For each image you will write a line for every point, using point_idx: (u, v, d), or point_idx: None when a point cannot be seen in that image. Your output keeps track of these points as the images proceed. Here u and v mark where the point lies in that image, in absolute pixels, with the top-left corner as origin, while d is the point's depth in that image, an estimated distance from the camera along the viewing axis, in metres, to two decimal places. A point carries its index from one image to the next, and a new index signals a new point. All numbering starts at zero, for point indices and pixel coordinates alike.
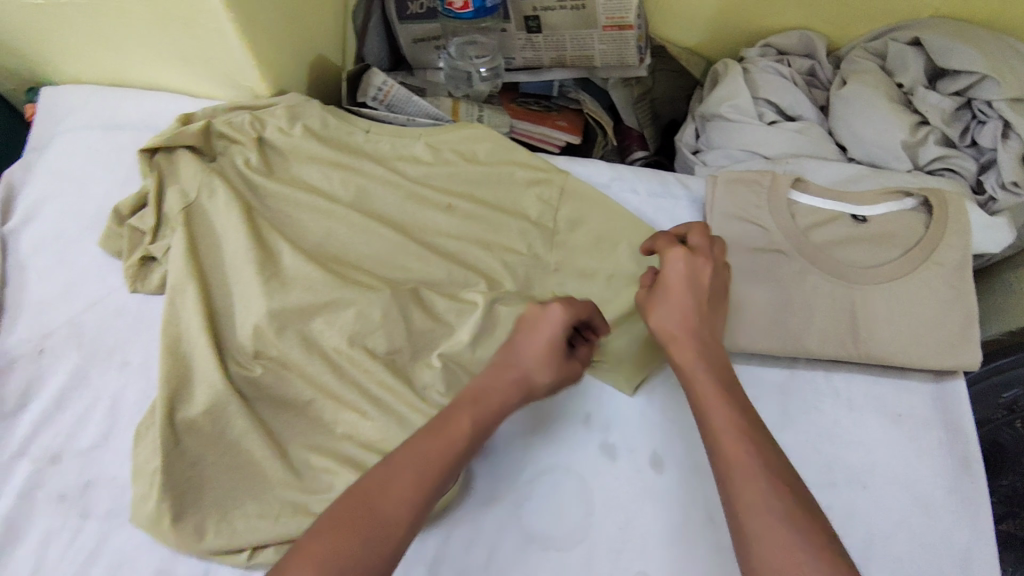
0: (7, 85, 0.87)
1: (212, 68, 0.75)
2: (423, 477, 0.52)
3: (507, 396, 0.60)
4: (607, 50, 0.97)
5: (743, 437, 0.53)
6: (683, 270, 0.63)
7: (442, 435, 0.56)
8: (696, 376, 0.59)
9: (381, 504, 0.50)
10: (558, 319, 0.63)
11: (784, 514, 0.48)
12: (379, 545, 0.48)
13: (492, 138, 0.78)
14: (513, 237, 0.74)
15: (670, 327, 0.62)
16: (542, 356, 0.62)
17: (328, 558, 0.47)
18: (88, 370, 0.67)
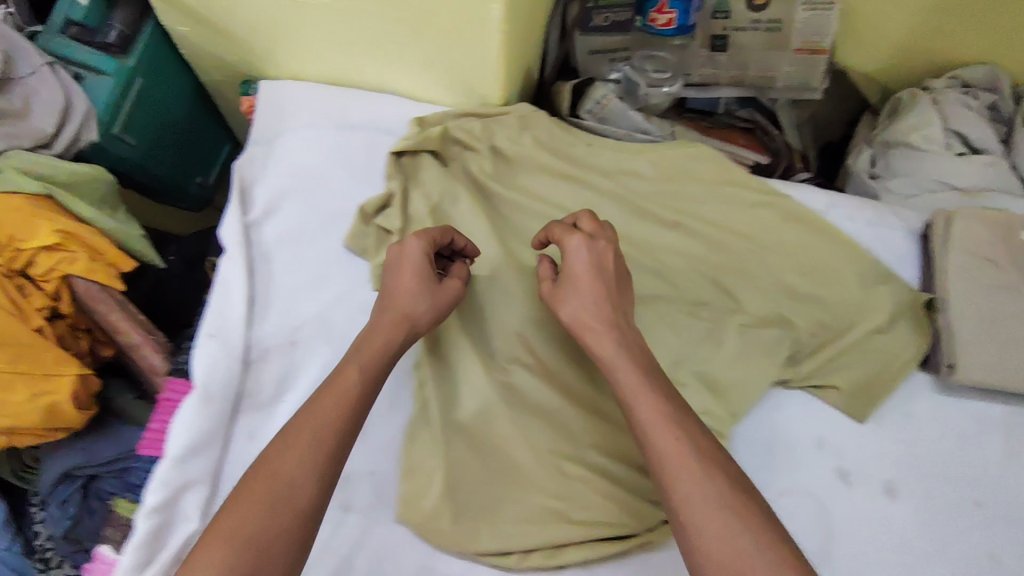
0: (216, 76, 0.89)
1: (451, 74, 0.76)
2: (323, 431, 0.53)
3: (391, 339, 0.60)
4: (792, 73, 0.97)
5: (653, 422, 0.53)
6: (584, 256, 0.62)
7: (330, 392, 0.55)
8: (617, 365, 0.58)
9: (278, 473, 0.50)
10: (415, 255, 0.63)
11: (702, 495, 0.49)
12: (288, 508, 0.49)
13: (715, 158, 0.79)
14: (740, 257, 0.75)
15: (583, 316, 0.61)
16: (415, 292, 0.62)
17: (236, 530, 0.48)
18: (339, 365, 0.69)
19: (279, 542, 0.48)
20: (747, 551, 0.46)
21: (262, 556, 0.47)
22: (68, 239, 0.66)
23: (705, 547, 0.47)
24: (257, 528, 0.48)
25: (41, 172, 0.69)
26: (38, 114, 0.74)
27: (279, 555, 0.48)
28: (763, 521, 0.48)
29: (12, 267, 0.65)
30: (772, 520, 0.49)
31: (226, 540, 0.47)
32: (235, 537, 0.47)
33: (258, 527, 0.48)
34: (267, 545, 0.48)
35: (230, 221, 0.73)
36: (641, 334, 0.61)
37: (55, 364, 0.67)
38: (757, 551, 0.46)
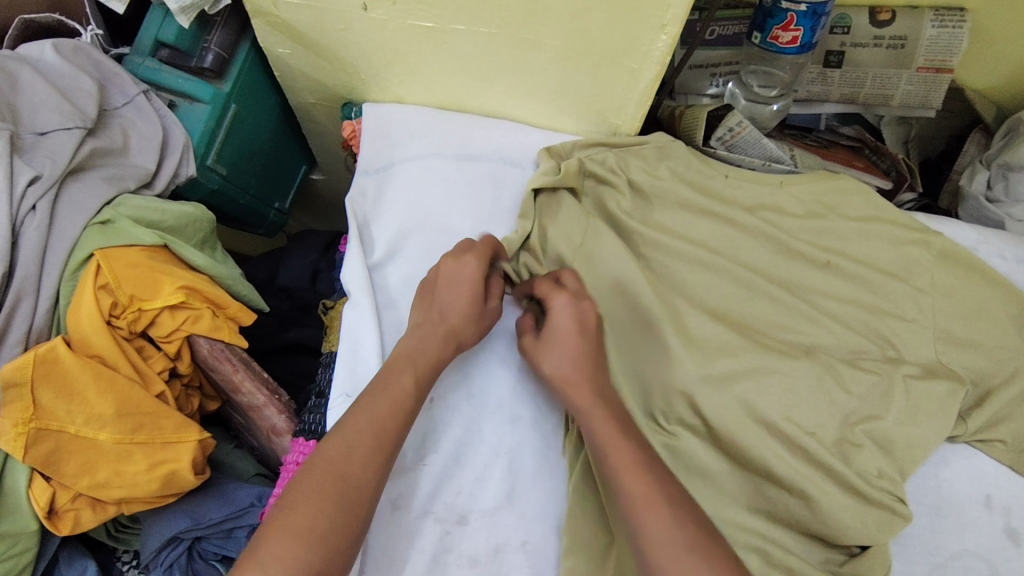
0: (309, 98, 0.83)
1: (585, 102, 0.71)
2: (384, 433, 0.54)
3: (438, 359, 0.59)
4: (911, 91, 0.93)
5: (620, 458, 0.54)
6: (565, 318, 0.60)
7: (387, 393, 0.56)
8: (595, 413, 0.57)
9: (344, 471, 0.51)
10: (475, 271, 0.62)
11: (674, 526, 0.49)
12: (355, 510, 0.50)
13: (861, 192, 0.74)
14: (897, 300, 0.70)
15: (563, 371, 0.59)
16: (467, 315, 0.61)
17: (309, 526, 0.49)
18: (481, 424, 0.63)
19: (342, 541, 0.49)
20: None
21: (332, 555, 0.48)
22: (192, 296, 0.59)
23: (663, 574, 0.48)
24: (327, 528, 0.49)
25: (152, 219, 0.62)
26: (138, 150, 0.66)
27: (342, 551, 0.49)
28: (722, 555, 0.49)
29: (132, 329, 0.59)
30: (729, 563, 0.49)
31: (295, 532, 0.48)
32: (309, 532, 0.48)
33: (325, 525, 0.49)
34: (334, 544, 0.49)
35: (353, 265, 0.68)
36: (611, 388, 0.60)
37: (176, 431, 0.60)
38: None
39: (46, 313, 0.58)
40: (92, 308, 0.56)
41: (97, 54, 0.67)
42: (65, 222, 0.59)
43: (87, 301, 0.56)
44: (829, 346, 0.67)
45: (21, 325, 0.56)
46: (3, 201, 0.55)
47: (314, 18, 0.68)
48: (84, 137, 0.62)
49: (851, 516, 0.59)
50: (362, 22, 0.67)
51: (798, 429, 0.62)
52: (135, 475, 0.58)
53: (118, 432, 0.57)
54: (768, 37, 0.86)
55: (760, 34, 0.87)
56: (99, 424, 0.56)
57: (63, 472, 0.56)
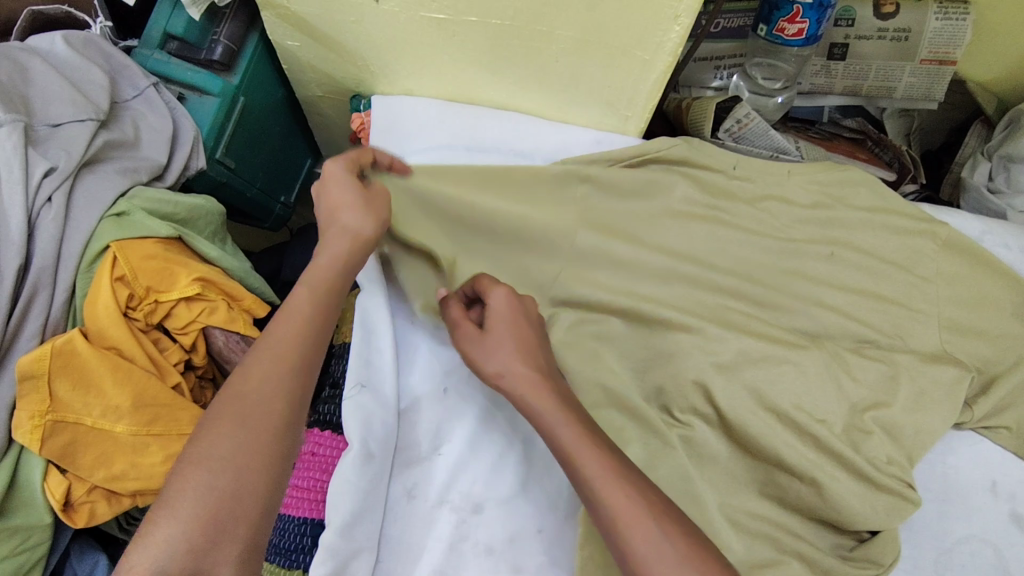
0: (317, 91, 0.83)
1: (596, 93, 0.71)
2: (285, 354, 0.51)
3: (338, 256, 0.57)
4: (914, 83, 0.94)
5: (575, 439, 0.50)
6: (505, 305, 0.58)
7: (287, 313, 0.53)
8: (534, 399, 0.53)
9: (246, 397, 0.48)
10: (340, 164, 0.59)
11: (628, 507, 0.46)
12: (260, 428, 0.47)
13: (868, 183, 0.74)
14: (902, 289, 0.71)
15: (513, 366, 0.54)
16: (351, 207, 0.58)
17: (208, 454, 0.46)
18: (496, 414, 0.63)
19: (252, 463, 0.46)
20: (650, 528, 0.45)
21: (242, 480, 0.45)
22: (207, 288, 0.59)
23: (637, 556, 0.45)
24: (232, 450, 0.46)
25: (166, 211, 0.62)
26: (148, 143, 0.66)
27: (257, 476, 0.46)
28: (678, 517, 0.47)
29: (148, 321, 0.58)
30: (697, 535, 0.47)
31: (202, 462, 0.46)
32: (210, 458, 0.45)
33: (229, 450, 0.46)
34: (243, 467, 0.46)
35: None
36: (563, 385, 0.55)
37: (191, 423, 0.61)
38: (678, 546, 0.45)
39: (62, 307, 0.58)
40: (110, 300, 0.55)
41: (108, 47, 0.67)
42: (81, 215, 0.59)
43: (104, 293, 0.55)
44: (835, 336, 0.68)
45: (37, 320, 0.56)
46: (19, 193, 0.55)
47: (324, 9, 0.68)
48: (96, 129, 0.62)
49: (862, 501, 0.60)
50: (373, 13, 0.67)
51: (810, 417, 0.62)
52: (151, 466, 0.58)
53: (135, 424, 0.57)
54: (774, 30, 0.87)
55: (766, 26, 0.88)
56: (116, 416, 0.57)
57: (79, 464, 0.56)
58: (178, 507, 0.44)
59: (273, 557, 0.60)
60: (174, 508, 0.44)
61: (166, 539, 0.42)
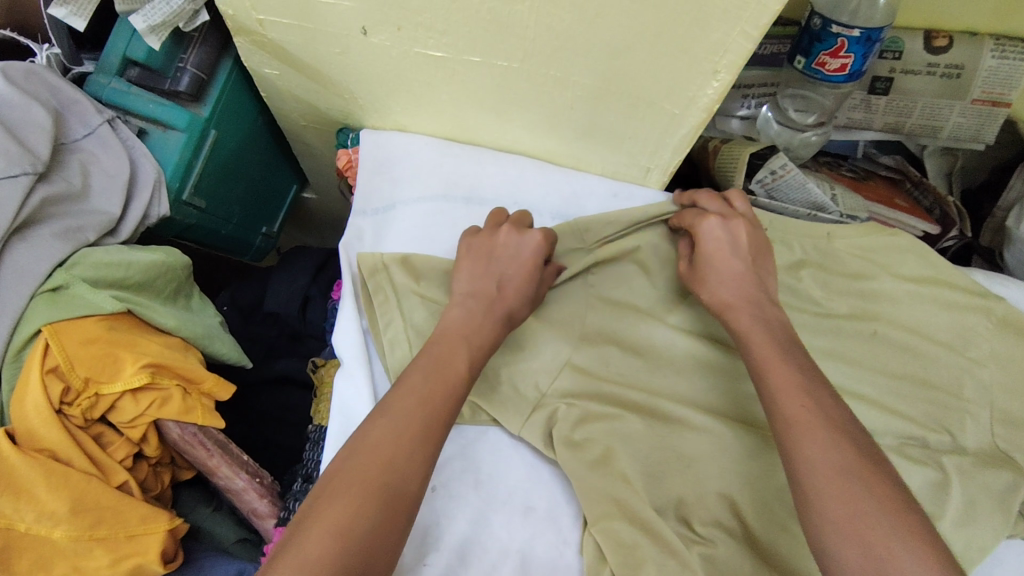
0: (299, 121, 0.74)
1: (615, 143, 0.62)
2: (433, 421, 0.47)
3: (497, 338, 0.54)
4: (963, 124, 0.85)
5: (766, 352, 0.51)
6: (721, 240, 0.58)
7: (439, 376, 0.50)
8: (751, 339, 0.53)
9: (394, 462, 0.44)
10: (538, 245, 0.58)
11: (804, 420, 0.46)
12: (401, 503, 0.43)
13: (918, 251, 0.66)
14: (951, 375, 0.63)
15: (723, 296, 0.56)
16: (524, 291, 0.57)
17: (350, 525, 0.41)
18: (489, 517, 0.56)
19: (387, 546, 0.42)
20: (847, 502, 0.42)
21: (371, 558, 0.41)
22: (158, 374, 0.52)
23: (803, 457, 0.45)
24: (369, 528, 0.42)
25: (115, 278, 0.55)
26: (100, 194, 0.58)
27: (384, 559, 0.42)
28: (872, 458, 0.44)
29: (87, 416, 0.51)
30: (885, 474, 0.43)
31: (339, 528, 0.41)
32: (352, 528, 0.41)
33: (369, 524, 0.42)
34: (376, 551, 0.41)
35: (345, 327, 0.60)
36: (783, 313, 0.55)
37: (141, 522, 0.52)
38: (847, 460, 0.44)
39: None
40: (39, 399, 0.49)
41: (54, 79, 0.58)
42: (7, 291, 0.51)
43: (33, 391, 0.49)
44: (874, 431, 0.60)
45: None
46: None
47: (305, 39, 0.59)
48: (33, 183, 0.53)
49: None
50: (361, 47, 0.59)
51: None
52: (96, 570, 0.50)
53: (73, 529, 0.49)
54: (814, 63, 0.77)
55: (805, 59, 0.78)
56: (50, 522, 0.48)
57: (13, 570, 0.49)
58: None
59: None
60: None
61: None
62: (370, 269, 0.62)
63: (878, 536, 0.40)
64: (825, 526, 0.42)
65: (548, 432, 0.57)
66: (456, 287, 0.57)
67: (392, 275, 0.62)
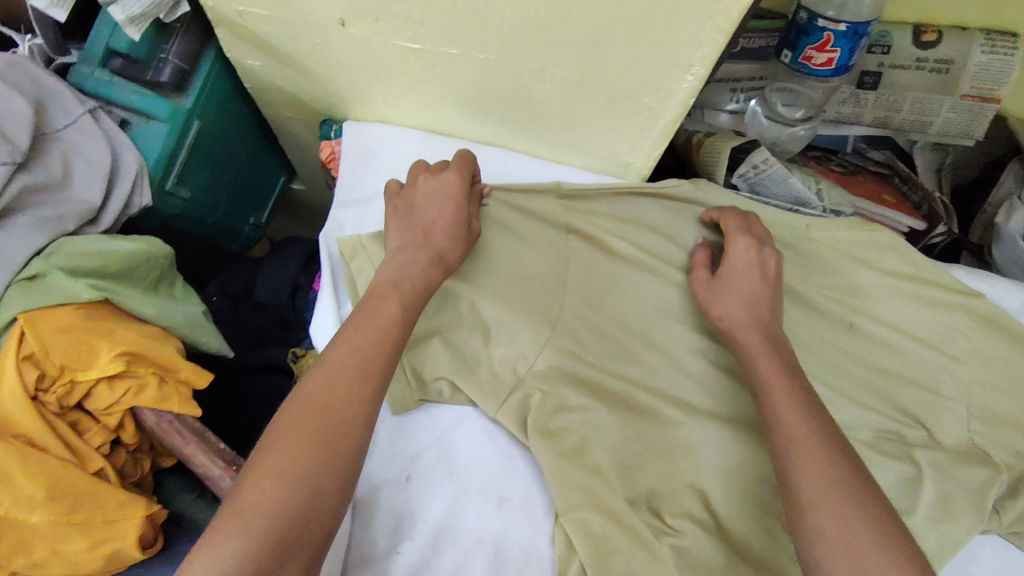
0: (283, 111, 0.74)
1: (596, 137, 0.63)
2: (368, 365, 0.48)
3: (428, 281, 0.54)
4: (953, 119, 0.85)
5: (771, 377, 0.51)
6: (747, 258, 0.59)
7: (372, 320, 0.51)
8: (757, 361, 0.53)
9: (331, 403, 0.46)
10: (457, 188, 0.59)
11: (805, 440, 0.46)
12: (342, 442, 0.45)
13: (898, 247, 0.66)
14: (930, 371, 0.63)
15: (738, 315, 0.56)
16: (451, 235, 0.57)
17: (289, 466, 0.43)
18: (464, 505, 0.57)
19: (329, 485, 0.43)
20: (847, 529, 0.42)
21: (315, 495, 0.43)
22: (134, 362, 0.53)
23: (803, 474, 0.45)
24: (309, 469, 0.43)
25: (94, 267, 0.55)
26: (81, 182, 0.59)
27: (330, 496, 0.44)
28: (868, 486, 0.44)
29: (63, 402, 0.52)
30: (878, 498, 0.44)
31: (279, 473, 0.43)
32: (290, 471, 0.43)
33: (311, 465, 0.43)
34: (321, 488, 0.43)
35: (324, 316, 0.61)
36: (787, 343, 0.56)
37: (118, 508, 0.53)
38: (844, 478, 0.44)
39: None
40: (14, 383, 0.49)
41: (36, 70, 0.59)
42: None
43: (9, 375, 0.50)
44: (849, 427, 0.61)
45: None
46: None
47: (284, 30, 0.60)
48: (12, 173, 0.54)
49: None
50: (340, 38, 0.59)
51: None
52: (74, 554, 0.52)
53: (51, 514, 0.50)
54: (800, 57, 0.77)
55: (792, 54, 0.78)
56: (27, 507, 0.49)
57: None
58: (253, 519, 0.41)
59: None
60: (248, 520, 0.41)
61: (236, 549, 0.40)
62: (351, 251, 0.62)
63: (868, 559, 0.41)
64: (819, 545, 0.42)
65: (523, 421, 0.57)
66: (388, 245, 0.57)
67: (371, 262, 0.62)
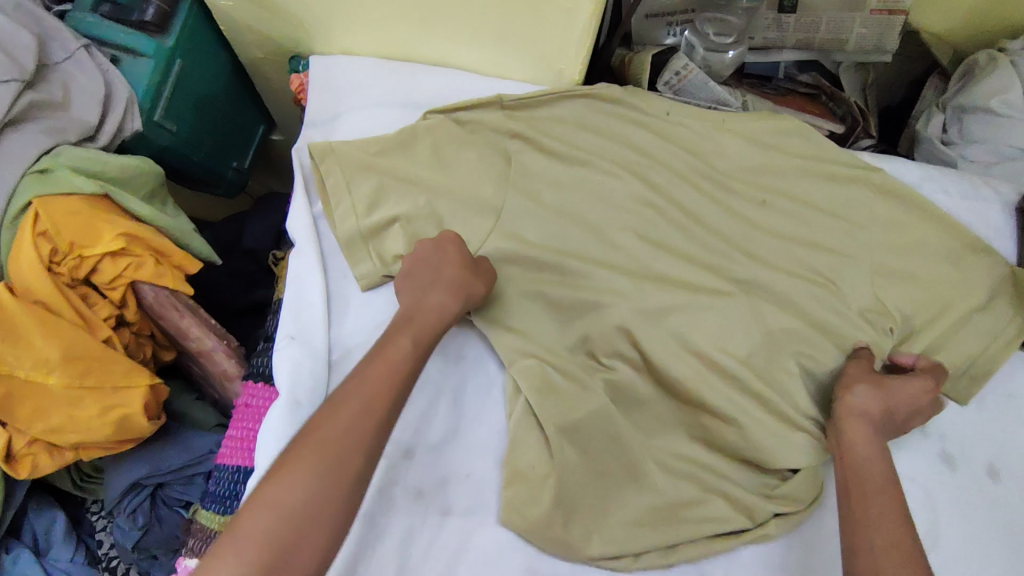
0: (257, 53, 0.83)
1: (529, 45, 0.71)
2: (374, 402, 0.52)
3: (444, 315, 0.60)
4: (865, 34, 0.93)
5: (871, 480, 0.56)
6: (914, 396, 0.63)
7: (384, 358, 0.55)
8: (860, 461, 0.57)
9: (331, 434, 0.49)
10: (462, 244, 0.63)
11: (886, 542, 0.51)
12: (339, 476, 0.48)
13: (803, 133, 0.75)
14: (835, 236, 0.71)
15: (875, 410, 0.60)
16: (464, 270, 0.62)
17: (286, 500, 0.46)
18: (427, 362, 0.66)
19: (322, 521, 0.46)
20: None
21: (307, 528, 0.46)
22: (133, 243, 0.61)
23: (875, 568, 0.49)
24: (304, 501, 0.46)
25: (95, 171, 0.64)
26: (79, 105, 0.68)
27: (321, 527, 0.46)
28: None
29: (73, 276, 0.61)
30: None
31: (274, 506, 0.46)
32: (285, 504, 0.46)
33: (305, 501, 0.46)
34: (313, 520, 0.46)
35: (298, 212, 0.70)
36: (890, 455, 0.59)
37: (126, 376, 0.62)
38: None
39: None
40: (31, 254, 0.58)
41: (38, 11, 0.68)
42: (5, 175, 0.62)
43: (26, 249, 0.59)
44: (764, 284, 0.69)
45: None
46: None
47: None
48: (21, 90, 0.64)
49: (779, 436, 0.63)
50: None
51: (730, 358, 0.64)
52: (89, 415, 0.61)
53: (66, 376, 0.59)
54: None
55: None
56: (47, 368, 0.58)
57: (18, 414, 0.59)
58: (245, 548, 0.44)
59: (212, 504, 0.65)
60: (242, 547, 0.44)
61: None
62: (319, 154, 0.70)
63: None
64: None
65: None
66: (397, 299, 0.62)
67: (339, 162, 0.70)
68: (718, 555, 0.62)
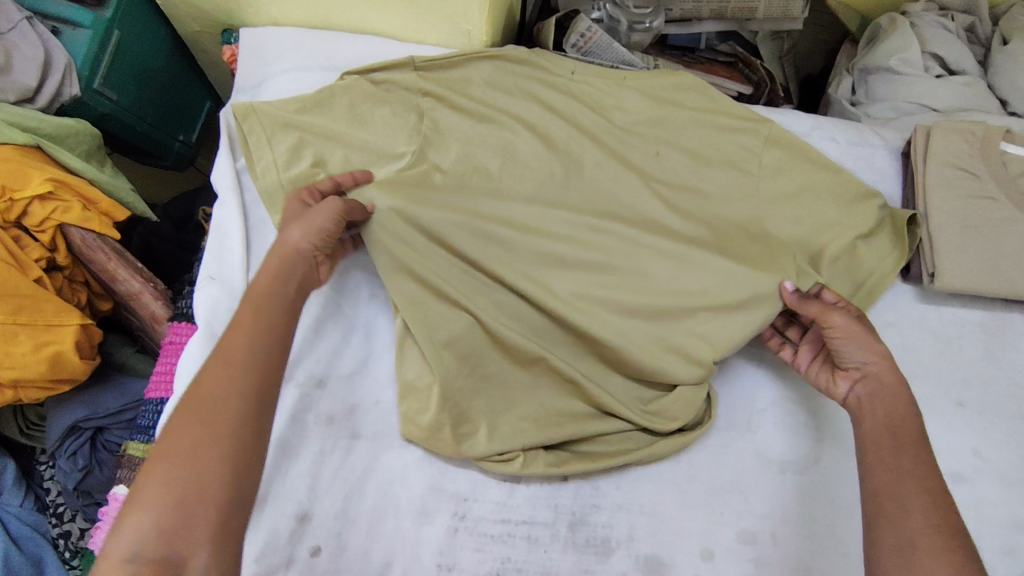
0: (193, 27, 0.88)
1: (435, 8, 0.77)
2: (232, 352, 0.53)
3: (285, 270, 0.60)
4: (773, 2, 0.97)
5: (880, 435, 0.56)
6: (850, 362, 0.62)
7: (239, 318, 0.55)
8: (869, 424, 0.58)
9: (202, 388, 0.51)
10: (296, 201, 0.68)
11: (900, 484, 0.52)
12: (219, 419, 0.49)
13: (696, 87, 0.80)
14: (725, 180, 0.76)
15: (861, 384, 0.61)
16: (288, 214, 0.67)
17: (174, 450, 0.48)
18: (342, 303, 0.72)
19: (216, 456, 0.48)
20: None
21: (201, 470, 0.47)
22: (60, 188, 0.69)
23: (897, 513, 0.50)
24: (191, 444, 0.48)
25: (29, 126, 0.69)
26: (19, 68, 0.73)
27: (215, 464, 0.47)
28: (954, 519, 0.49)
29: (5, 218, 0.67)
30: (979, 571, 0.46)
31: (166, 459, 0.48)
32: (173, 454, 0.47)
33: (193, 446, 0.48)
34: (203, 461, 0.47)
35: (222, 166, 0.75)
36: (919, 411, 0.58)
37: (57, 314, 0.68)
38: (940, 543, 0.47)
39: None
40: None
41: None
42: None
43: None
44: (656, 224, 0.74)
45: None
46: None
47: None
48: None
49: (663, 360, 0.68)
50: None
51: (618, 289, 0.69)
52: (22, 351, 0.65)
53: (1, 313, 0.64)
54: None
55: None
56: None
57: None
58: (149, 500, 0.46)
59: (139, 435, 0.70)
60: (144, 499, 0.46)
61: (138, 526, 0.45)
62: (242, 114, 0.74)
63: None
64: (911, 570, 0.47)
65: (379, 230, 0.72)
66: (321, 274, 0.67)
67: (260, 118, 0.74)
68: (611, 470, 0.67)
